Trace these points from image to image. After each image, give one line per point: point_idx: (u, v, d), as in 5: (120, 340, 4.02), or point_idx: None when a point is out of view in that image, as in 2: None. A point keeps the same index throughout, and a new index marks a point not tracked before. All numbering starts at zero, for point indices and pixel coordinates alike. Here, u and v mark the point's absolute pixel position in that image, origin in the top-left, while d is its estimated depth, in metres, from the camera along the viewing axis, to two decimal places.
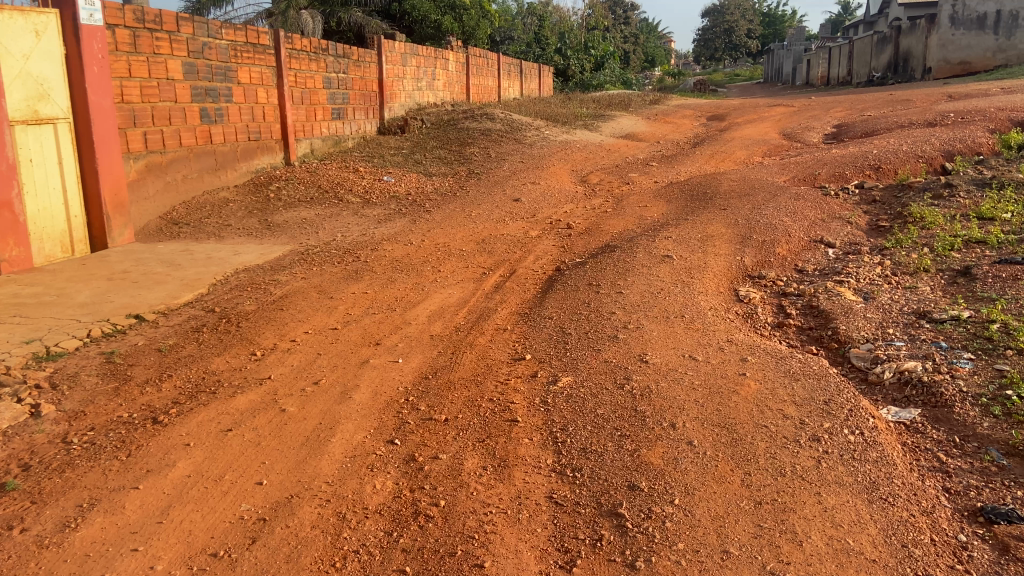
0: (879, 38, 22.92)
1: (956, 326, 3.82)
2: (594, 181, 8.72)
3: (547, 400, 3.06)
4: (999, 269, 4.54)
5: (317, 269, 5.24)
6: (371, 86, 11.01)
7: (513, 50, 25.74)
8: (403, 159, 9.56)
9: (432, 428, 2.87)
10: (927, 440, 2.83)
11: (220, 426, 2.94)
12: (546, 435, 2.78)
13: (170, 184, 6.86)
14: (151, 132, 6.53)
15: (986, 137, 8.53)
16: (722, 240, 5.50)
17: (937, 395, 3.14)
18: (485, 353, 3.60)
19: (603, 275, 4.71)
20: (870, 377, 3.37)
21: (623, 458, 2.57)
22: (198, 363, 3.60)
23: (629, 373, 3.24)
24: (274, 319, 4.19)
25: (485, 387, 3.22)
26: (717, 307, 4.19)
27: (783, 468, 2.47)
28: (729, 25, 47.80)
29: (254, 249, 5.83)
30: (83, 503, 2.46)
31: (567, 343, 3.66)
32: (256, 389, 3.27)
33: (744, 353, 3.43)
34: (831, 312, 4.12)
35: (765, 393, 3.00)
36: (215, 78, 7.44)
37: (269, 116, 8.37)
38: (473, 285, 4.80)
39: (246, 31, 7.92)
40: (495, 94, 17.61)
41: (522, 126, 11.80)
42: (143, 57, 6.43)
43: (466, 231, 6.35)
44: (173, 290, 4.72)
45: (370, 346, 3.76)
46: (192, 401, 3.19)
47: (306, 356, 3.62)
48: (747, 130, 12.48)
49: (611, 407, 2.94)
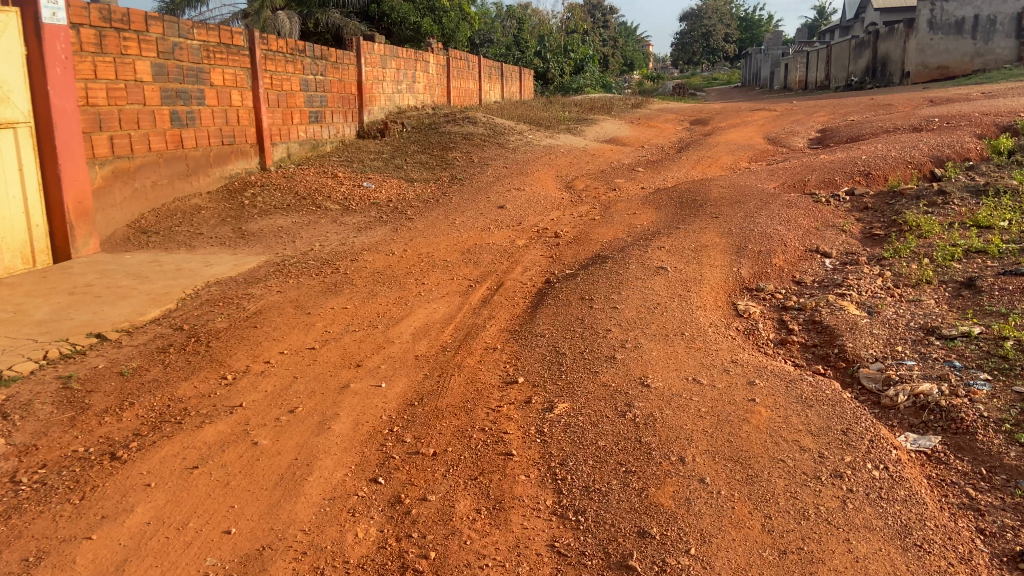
0: (857, 43, 22.98)
1: (967, 344, 3.64)
2: (579, 187, 8.52)
3: (544, 430, 2.83)
4: (1005, 282, 4.38)
5: (294, 281, 4.97)
6: (351, 88, 10.74)
7: (493, 52, 25.45)
8: (383, 164, 9.30)
9: (420, 463, 2.63)
10: (952, 474, 2.62)
11: (184, 462, 2.68)
12: (544, 471, 2.56)
13: (139, 191, 6.55)
14: (118, 136, 6.22)
15: (975, 143, 8.43)
16: (716, 250, 5.31)
17: (958, 421, 2.94)
18: (475, 376, 3.36)
19: (595, 287, 4.49)
20: (884, 401, 3.17)
21: (630, 499, 2.35)
22: (163, 389, 3.32)
23: (630, 399, 3.01)
24: (247, 337, 3.92)
25: (476, 415, 2.98)
26: (717, 323, 3.98)
27: (806, 510, 2.25)
28: (707, 30, 48.00)
29: (227, 260, 5.55)
30: (28, 557, 2.19)
31: (561, 364, 3.43)
32: (226, 419, 3.00)
33: (751, 376, 3.22)
34: (836, 328, 3.92)
35: (778, 421, 2.79)
36: (186, 80, 7.14)
37: (243, 119, 8.08)
38: (459, 299, 4.56)
39: (219, 31, 7.62)
40: (477, 97, 17.42)
41: (505, 130, 11.59)
42: (109, 58, 6.13)
43: (450, 240, 6.11)
44: (138, 306, 4.44)
45: (351, 368, 3.50)
46: (155, 433, 2.92)
47: (281, 381, 3.36)
48: (732, 135, 12.37)
49: (613, 438, 2.72)
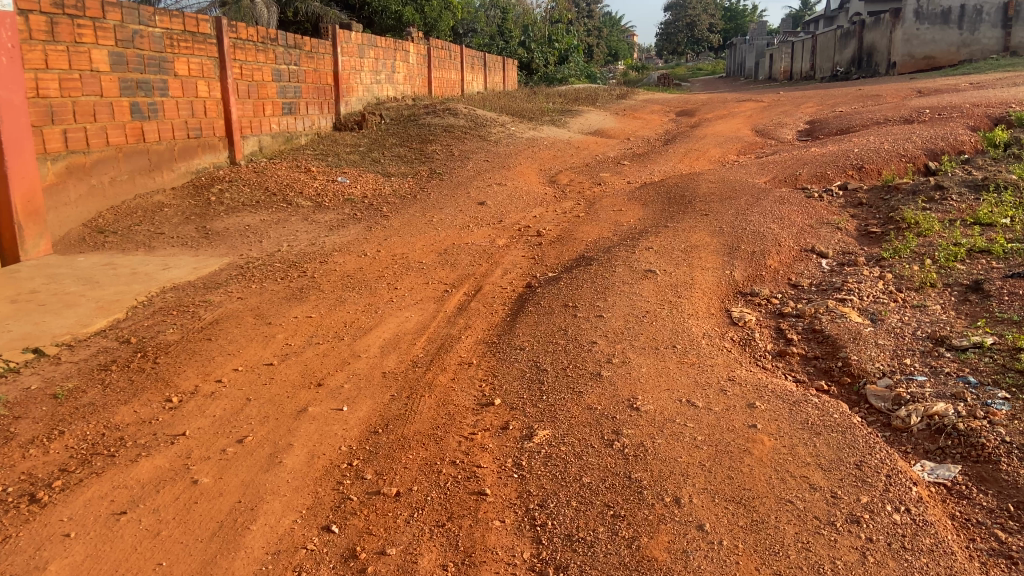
0: (843, 33, 22.75)
1: (981, 356, 3.36)
2: (563, 181, 8.22)
3: (521, 464, 2.52)
4: (1015, 286, 4.12)
5: (256, 287, 4.63)
6: (327, 78, 10.35)
7: (477, 41, 24.84)
8: (359, 157, 8.95)
9: (380, 506, 2.31)
10: (976, 512, 2.33)
11: (113, 506, 2.36)
12: (521, 515, 2.25)
13: (96, 188, 6.17)
14: (72, 130, 5.83)
15: (969, 135, 8.17)
16: (707, 251, 5.02)
17: (979, 448, 2.65)
18: (447, 397, 3.05)
19: (580, 293, 4.20)
20: (895, 423, 2.89)
21: (619, 552, 2.05)
22: (100, 414, 2.99)
23: (618, 426, 2.71)
24: (199, 352, 3.57)
25: (447, 445, 2.67)
26: (710, 333, 3.69)
27: (820, 567, 1.96)
28: (692, 19, 47.76)
29: (187, 262, 5.20)
30: None
31: (542, 382, 3.12)
32: (166, 451, 2.67)
33: (751, 398, 2.92)
34: (838, 339, 3.64)
35: (783, 453, 2.49)
36: (147, 70, 6.74)
37: (211, 111, 7.68)
38: (433, 307, 4.24)
39: (183, 18, 7.21)
40: (459, 88, 17.03)
41: (487, 122, 11.25)
42: (62, 47, 5.74)
43: (427, 240, 5.79)
44: (84, 315, 4.08)
45: (311, 388, 3.17)
46: (84, 468, 2.59)
47: (232, 403, 3.03)
48: (719, 126, 12.09)
49: (599, 473, 2.41)
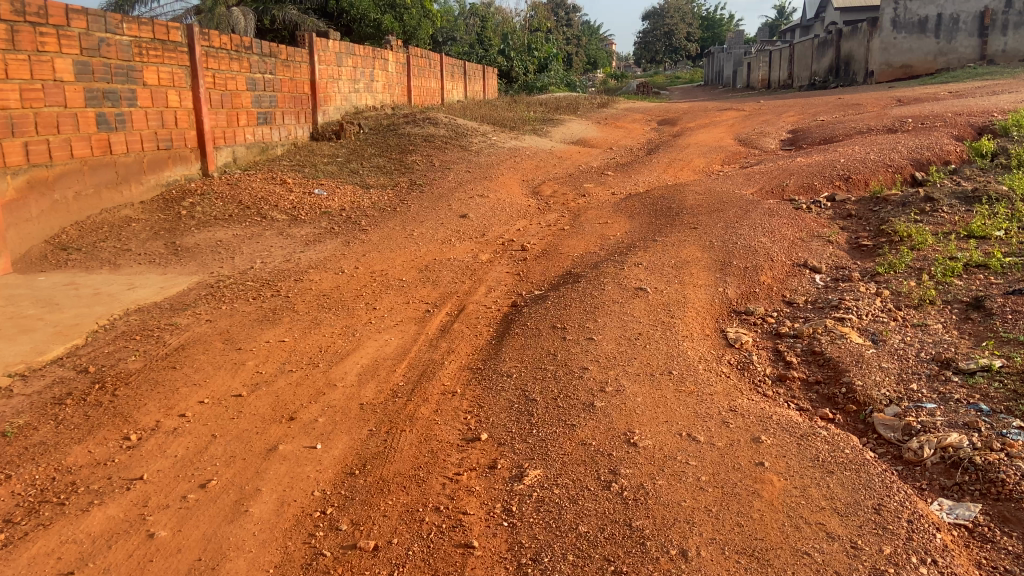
0: (820, 42, 22.84)
1: (990, 380, 3.19)
2: (546, 192, 8.04)
3: (512, 510, 2.31)
4: (1017, 303, 3.97)
5: (226, 308, 4.38)
6: (303, 87, 10.10)
7: (456, 50, 24.58)
8: (337, 168, 8.72)
9: (356, 563, 2.09)
10: (1003, 558, 2.14)
11: (59, 565, 2.12)
12: (512, 572, 2.04)
13: (60, 203, 5.89)
14: (34, 143, 5.56)
15: (955, 144, 8.09)
16: (698, 267, 4.85)
17: (998, 484, 2.46)
18: (429, 432, 2.83)
19: (569, 313, 4.00)
20: (907, 456, 2.71)
21: None
22: (51, 455, 2.74)
23: (615, 465, 2.51)
24: (162, 382, 3.33)
25: (430, 488, 2.45)
26: (707, 357, 3.51)
27: None
28: (670, 29, 47.96)
29: (154, 281, 4.94)
30: None
31: (531, 415, 2.91)
32: (122, 498, 2.44)
33: (756, 431, 2.73)
34: (840, 361, 3.47)
35: (795, 496, 2.30)
36: (115, 79, 6.47)
37: (182, 121, 7.41)
38: (414, 329, 4.02)
39: (152, 25, 6.94)
40: (439, 96, 16.83)
41: (468, 132, 11.05)
42: (23, 56, 5.48)
43: (407, 256, 5.57)
44: (40, 342, 3.81)
45: (282, 423, 2.94)
46: (29, 520, 2.34)
47: (196, 442, 2.80)
48: (702, 135, 11.98)
49: (597, 522, 2.21)
